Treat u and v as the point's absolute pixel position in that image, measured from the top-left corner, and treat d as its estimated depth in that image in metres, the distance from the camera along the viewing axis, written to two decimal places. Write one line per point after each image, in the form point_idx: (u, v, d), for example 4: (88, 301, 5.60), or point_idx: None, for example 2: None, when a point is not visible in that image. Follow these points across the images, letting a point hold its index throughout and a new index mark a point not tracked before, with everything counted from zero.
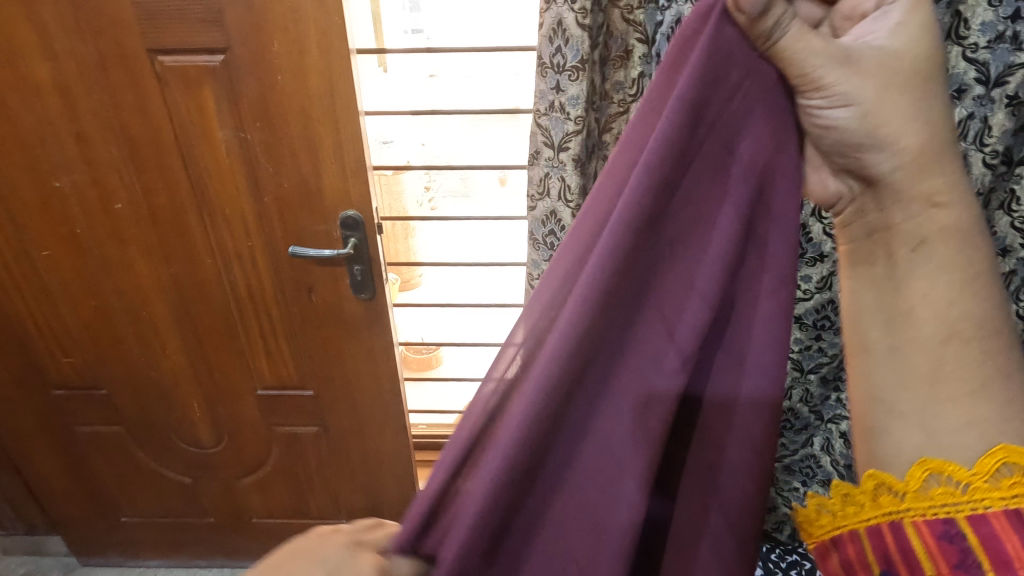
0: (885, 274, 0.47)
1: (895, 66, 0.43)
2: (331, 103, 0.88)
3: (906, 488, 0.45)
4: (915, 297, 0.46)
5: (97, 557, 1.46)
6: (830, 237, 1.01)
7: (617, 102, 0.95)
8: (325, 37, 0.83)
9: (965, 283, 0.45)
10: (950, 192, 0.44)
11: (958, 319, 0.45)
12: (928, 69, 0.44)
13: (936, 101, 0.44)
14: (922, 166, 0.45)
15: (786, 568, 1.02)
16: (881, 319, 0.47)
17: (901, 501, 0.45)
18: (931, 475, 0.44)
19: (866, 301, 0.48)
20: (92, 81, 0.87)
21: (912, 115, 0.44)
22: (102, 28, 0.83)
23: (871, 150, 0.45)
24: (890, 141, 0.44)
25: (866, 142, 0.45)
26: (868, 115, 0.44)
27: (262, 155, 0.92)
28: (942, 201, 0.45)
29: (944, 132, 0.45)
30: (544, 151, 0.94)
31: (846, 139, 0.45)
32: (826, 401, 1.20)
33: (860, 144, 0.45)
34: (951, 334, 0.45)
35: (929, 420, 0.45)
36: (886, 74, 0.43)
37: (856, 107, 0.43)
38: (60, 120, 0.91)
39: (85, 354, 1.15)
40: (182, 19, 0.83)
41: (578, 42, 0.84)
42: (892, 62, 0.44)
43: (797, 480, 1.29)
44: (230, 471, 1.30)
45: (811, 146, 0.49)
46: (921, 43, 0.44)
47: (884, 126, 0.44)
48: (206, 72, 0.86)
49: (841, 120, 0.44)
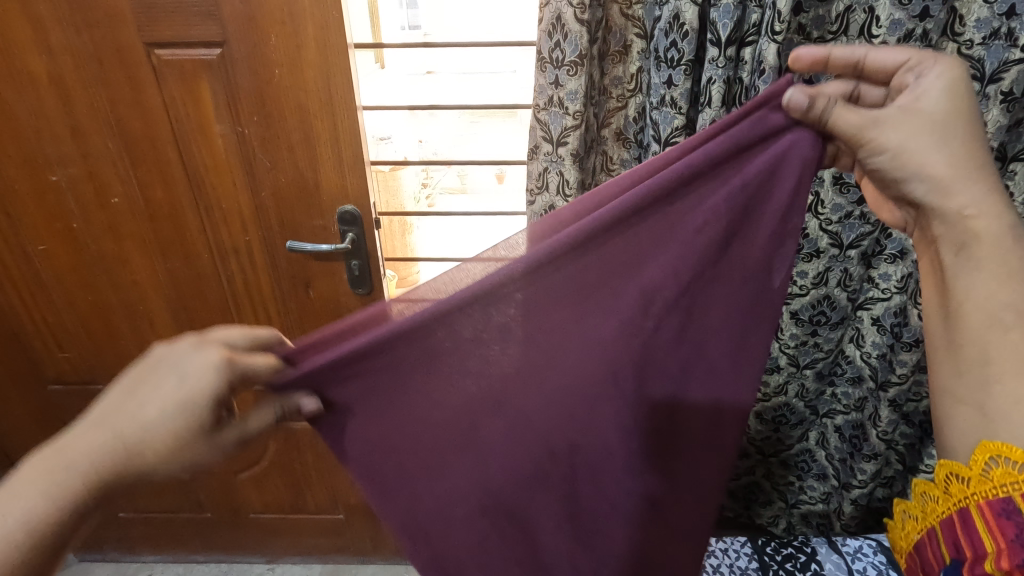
0: (942, 279, 0.61)
1: (920, 120, 0.57)
2: (328, 97, 0.88)
3: (971, 475, 0.58)
4: (965, 298, 0.59)
5: (94, 553, 1.46)
6: (827, 232, 1.02)
7: (615, 97, 0.95)
8: (322, 31, 0.83)
9: (1010, 276, 0.57)
10: (978, 207, 0.57)
11: (1004, 309, 0.57)
12: (955, 118, 0.57)
13: (961, 141, 0.57)
14: (947, 189, 0.58)
15: (781, 561, 1.05)
16: (941, 319, 0.61)
17: (967, 485, 0.59)
18: (992, 459, 0.56)
19: (933, 304, 0.63)
20: (88, 74, 0.87)
21: (939, 153, 0.57)
22: (98, 21, 0.83)
23: (907, 182, 0.59)
24: (920, 175, 0.58)
25: (901, 177, 0.59)
26: (899, 159, 0.58)
27: (260, 150, 0.92)
28: (973, 213, 0.57)
29: (974, 161, 0.57)
30: (543, 146, 0.94)
31: (885, 176, 0.60)
32: (821, 397, 1.22)
33: (897, 179, 0.59)
34: (995, 322, 0.57)
35: (986, 402, 0.57)
36: (913, 127, 0.57)
37: (889, 154, 0.58)
38: (56, 115, 0.90)
39: (82, 350, 1.14)
40: (178, 13, 0.82)
41: (576, 38, 0.84)
42: (919, 117, 0.57)
43: (793, 475, 1.32)
44: (228, 466, 1.30)
45: (872, 181, 0.64)
46: (947, 100, 0.57)
47: (911, 165, 0.58)
48: (203, 66, 0.86)
49: (881, 164, 0.59)
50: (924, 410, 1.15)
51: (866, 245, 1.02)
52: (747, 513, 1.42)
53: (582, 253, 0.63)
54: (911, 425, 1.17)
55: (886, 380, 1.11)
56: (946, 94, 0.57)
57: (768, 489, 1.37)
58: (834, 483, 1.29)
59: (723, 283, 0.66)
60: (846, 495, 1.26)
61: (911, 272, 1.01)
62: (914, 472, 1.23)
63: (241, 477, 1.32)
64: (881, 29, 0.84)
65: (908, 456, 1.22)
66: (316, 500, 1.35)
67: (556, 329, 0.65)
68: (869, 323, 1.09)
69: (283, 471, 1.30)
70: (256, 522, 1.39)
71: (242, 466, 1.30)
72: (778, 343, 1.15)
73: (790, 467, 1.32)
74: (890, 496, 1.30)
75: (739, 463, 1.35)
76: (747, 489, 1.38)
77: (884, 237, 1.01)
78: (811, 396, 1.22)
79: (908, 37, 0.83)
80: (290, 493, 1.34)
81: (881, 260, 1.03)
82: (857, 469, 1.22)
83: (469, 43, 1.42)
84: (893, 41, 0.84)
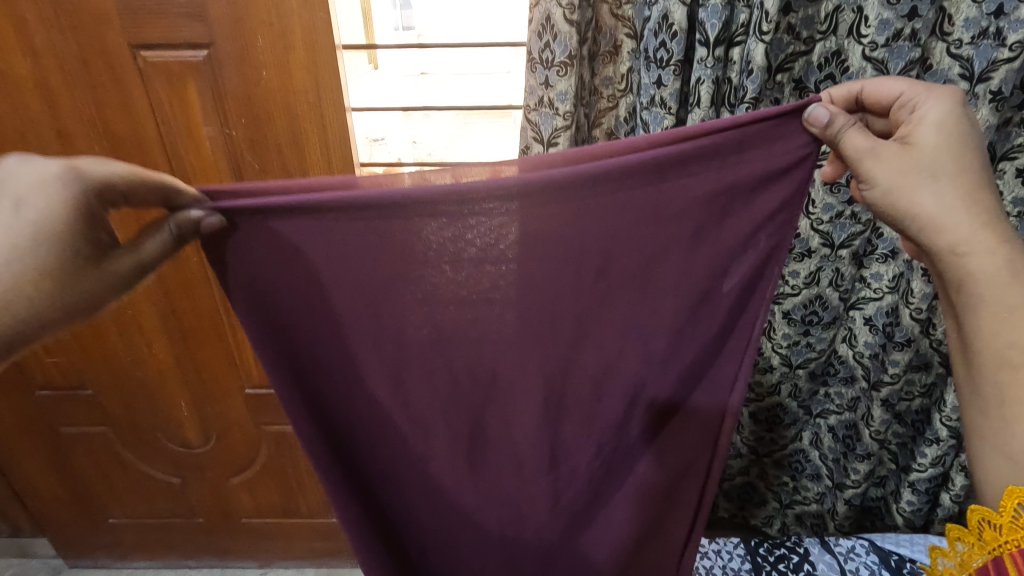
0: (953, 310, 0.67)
1: (918, 157, 0.63)
2: (317, 99, 0.87)
3: (1002, 520, 0.61)
4: (977, 331, 0.64)
5: (84, 558, 1.44)
6: (818, 232, 1.02)
7: (606, 97, 0.96)
8: (310, 32, 0.82)
9: (1007, 313, 0.62)
10: (968, 245, 0.62)
11: (1009, 348, 0.62)
12: (952, 156, 0.62)
13: (955, 179, 0.62)
14: (939, 226, 0.63)
15: (775, 562, 1.04)
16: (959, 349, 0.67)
17: (999, 533, 0.61)
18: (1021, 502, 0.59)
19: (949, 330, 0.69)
20: (73, 75, 0.86)
21: (932, 190, 0.63)
22: (82, 22, 0.82)
23: (899, 216, 0.65)
24: (912, 211, 0.64)
25: (894, 210, 0.65)
26: (893, 193, 0.64)
27: (248, 152, 0.91)
28: (963, 251, 0.63)
29: (966, 199, 0.62)
30: (533, 147, 0.94)
31: (879, 207, 0.66)
32: (814, 396, 1.22)
33: (890, 211, 0.65)
34: (1004, 361, 0.62)
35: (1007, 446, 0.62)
36: (910, 164, 0.63)
37: (884, 187, 0.64)
38: (40, 116, 0.89)
39: (70, 354, 1.13)
40: (164, 14, 0.81)
41: (566, 38, 0.84)
42: (918, 153, 0.63)
43: (787, 475, 1.33)
44: (218, 471, 1.29)
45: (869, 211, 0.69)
46: (945, 138, 0.62)
47: (905, 199, 0.63)
48: (189, 67, 0.85)
49: (877, 196, 0.65)
50: (917, 410, 1.17)
51: (857, 245, 1.02)
52: (741, 514, 1.42)
53: (567, 248, 0.63)
54: (904, 425, 1.19)
55: (878, 380, 1.11)
56: (942, 131, 0.63)
57: (762, 489, 1.37)
58: (827, 483, 1.30)
59: (699, 254, 0.67)
60: (840, 495, 1.27)
61: (902, 272, 1.01)
62: (906, 472, 1.23)
63: (232, 481, 1.31)
64: (870, 29, 0.83)
65: (901, 455, 1.23)
66: (309, 504, 1.34)
67: (548, 319, 0.66)
68: (861, 323, 1.09)
69: (275, 475, 1.29)
70: (247, 527, 1.38)
71: (233, 471, 1.29)
72: (772, 343, 1.15)
73: (784, 467, 1.32)
74: (883, 496, 1.31)
75: (733, 463, 1.35)
76: (741, 488, 1.38)
77: (876, 237, 1.01)
78: (805, 396, 1.22)
79: (897, 37, 0.83)
80: (282, 498, 1.33)
81: (872, 260, 1.04)
82: (851, 469, 1.23)
83: (461, 44, 1.42)
84: (881, 42, 0.83)
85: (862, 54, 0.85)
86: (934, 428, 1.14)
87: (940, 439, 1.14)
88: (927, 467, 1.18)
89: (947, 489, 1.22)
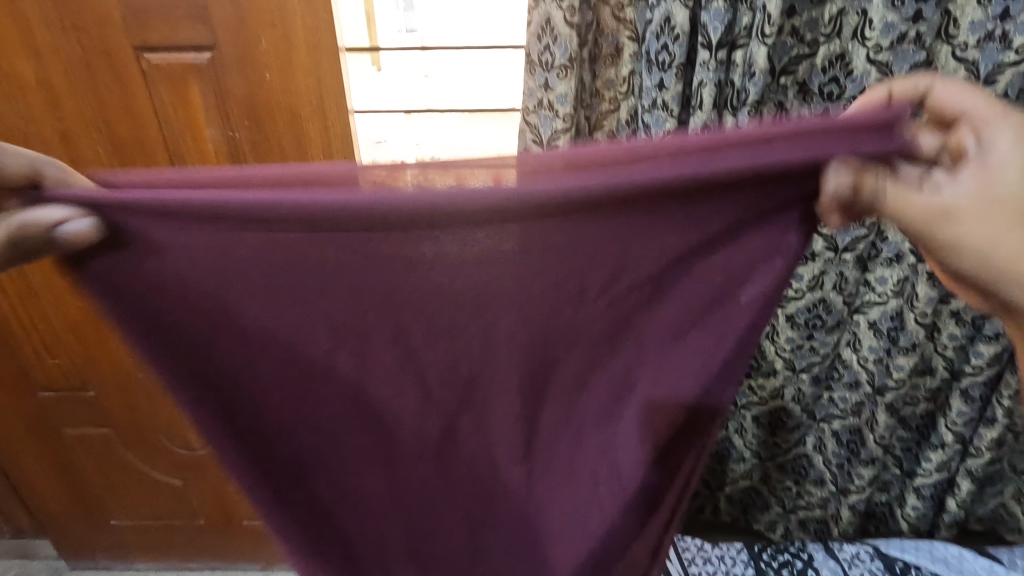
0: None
1: (993, 211, 0.53)
2: (320, 101, 0.87)
3: None
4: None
5: (86, 560, 1.44)
6: (822, 236, 1.01)
7: (608, 99, 0.95)
8: (313, 34, 0.82)
9: None
10: None
11: None
12: None
13: None
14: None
15: (778, 568, 1.04)
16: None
17: None
18: None
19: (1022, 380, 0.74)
20: (77, 77, 0.86)
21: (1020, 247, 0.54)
22: (86, 24, 0.82)
23: (993, 283, 0.56)
24: (1000, 278, 0.55)
25: (980, 276, 0.56)
26: (979, 257, 0.54)
27: (251, 154, 0.92)
28: None
29: None
30: (533, 149, 0.94)
31: (964, 275, 0.56)
32: (818, 401, 1.21)
33: (978, 277, 0.56)
34: None
35: None
36: (984, 221, 0.53)
37: (969, 251, 0.54)
38: (44, 118, 0.90)
39: (72, 355, 1.13)
40: (167, 17, 0.82)
41: (566, 41, 0.84)
42: (993, 207, 0.52)
43: (790, 479, 1.32)
44: (219, 472, 1.29)
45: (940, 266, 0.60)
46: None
47: (990, 263, 0.54)
48: (192, 69, 0.85)
49: (958, 262, 0.55)
50: (921, 415, 1.16)
51: (861, 249, 1.02)
52: (744, 518, 1.41)
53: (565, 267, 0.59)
54: (908, 429, 1.18)
55: (884, 385, 1.11)
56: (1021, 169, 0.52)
57: (765, 494, 1.36)
58: (831, 488, 1.29)
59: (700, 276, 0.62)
60: (844, 500, 1.26)
61: (907, 276, 1.01)
62: (911, 477, 1.23)
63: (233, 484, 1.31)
64: (874, 33, 0.83)
65: (905, 461, 1.23)
66: None
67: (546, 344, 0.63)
68: (865, 327, 1.08)
69: None
70: (248, 529, 1.38)
71: None
72: (775, 347, 1.15)
73: (787, 471, 1.32)
74: (887, 500, 1.30)
75: (736, 468, 1.32)
76: (744, 493, 1.36)
77: (880, 240, 1.00)
78: (808, 401, 1.20)
79: (901, 40, 0.83)
80: None
81: (877, 263, 1.03)
82: (854, 474, 1.22)
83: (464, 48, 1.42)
84: (886, 44, 0.83)
85: (865, 57, 0.85)
86: (939, 433, 1.15)
87: (945, 444, 1.14)
88: (932, 472, 1.19)
89: (952, 495, 1.21)
